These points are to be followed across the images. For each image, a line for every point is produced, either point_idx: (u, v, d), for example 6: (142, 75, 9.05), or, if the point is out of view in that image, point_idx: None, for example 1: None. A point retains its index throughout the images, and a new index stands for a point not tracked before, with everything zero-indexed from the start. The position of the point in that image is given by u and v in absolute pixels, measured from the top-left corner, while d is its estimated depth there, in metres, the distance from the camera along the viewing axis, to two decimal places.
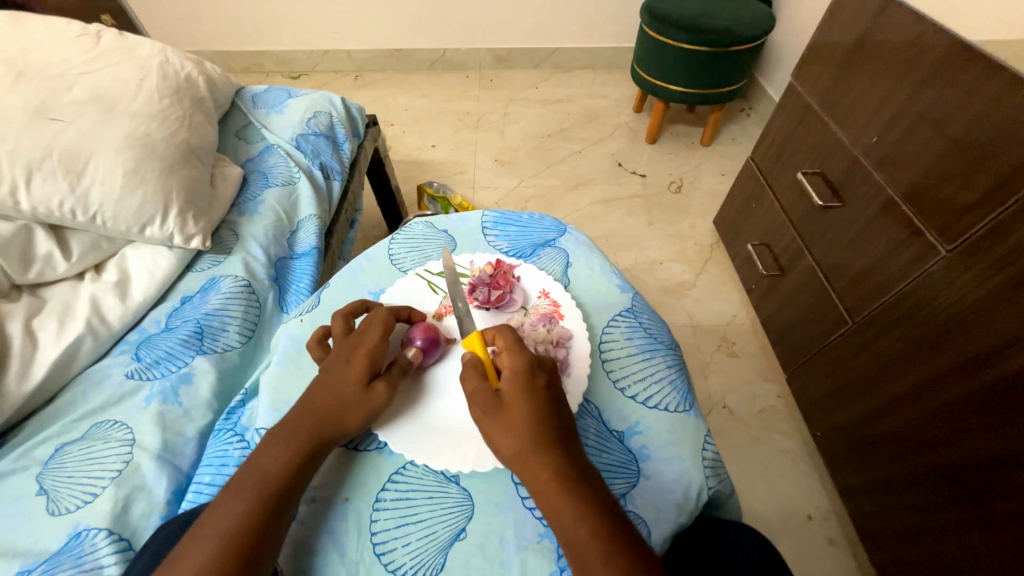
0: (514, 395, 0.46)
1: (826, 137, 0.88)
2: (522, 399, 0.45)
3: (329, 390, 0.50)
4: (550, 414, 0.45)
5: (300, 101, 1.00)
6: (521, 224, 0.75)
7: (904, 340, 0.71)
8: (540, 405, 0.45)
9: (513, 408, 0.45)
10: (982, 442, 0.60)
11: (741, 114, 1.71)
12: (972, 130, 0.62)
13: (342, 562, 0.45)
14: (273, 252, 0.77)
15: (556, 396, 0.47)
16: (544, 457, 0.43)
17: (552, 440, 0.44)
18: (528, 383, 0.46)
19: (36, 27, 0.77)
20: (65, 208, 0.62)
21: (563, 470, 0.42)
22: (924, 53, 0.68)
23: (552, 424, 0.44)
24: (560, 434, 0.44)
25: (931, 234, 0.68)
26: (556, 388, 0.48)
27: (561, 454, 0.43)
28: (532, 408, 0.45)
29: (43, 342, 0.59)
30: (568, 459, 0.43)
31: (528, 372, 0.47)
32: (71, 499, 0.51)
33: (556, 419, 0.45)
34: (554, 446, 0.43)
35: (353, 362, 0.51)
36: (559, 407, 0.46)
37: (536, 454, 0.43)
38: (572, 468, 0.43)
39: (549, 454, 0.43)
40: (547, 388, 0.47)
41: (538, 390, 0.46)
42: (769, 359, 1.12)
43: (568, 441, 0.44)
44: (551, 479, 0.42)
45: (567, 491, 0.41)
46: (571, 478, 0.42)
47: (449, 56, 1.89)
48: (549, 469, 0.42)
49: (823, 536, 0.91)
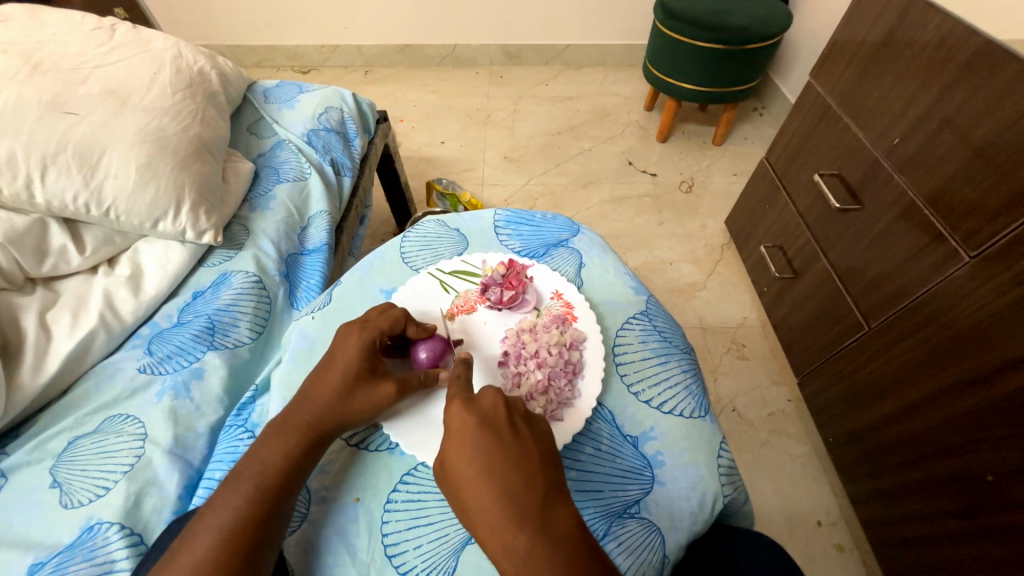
0: (453, 449, 0.43)
1: (846, 138, 0.86)
2: (462, 456, 0.42)
3: (315, 386, 0.49)
4: (500, 466, 0.41)
5: (311, 96, 0.99)
6: (533, 224, 0.74)
7: (922, 347, 0.70)
8: (476, 456, 0.42)
9: (457, 467, 0.42)
10: (998, 453, 0.59)
11: (754, 113, 1.69)
12: (998, 135, 0.61)
13: (354, 563, 0.45)
14: (284, 248, 0.77)
15: (509, 440, 0.43)
16: (491, 519, 0.39)
17: (499, 501, 0.39)
18: (467, 433, 0.43)
19: (51, 20, 0.77)
20: (79, 202, 0.63)
21: (515, 539, 0.38)
22: (951, 53, 0.67)
23: (493, 477, 0.41)
24: (511, 491, 0.40)
25: (954, 239, 0.66)
26: (507, 429, 0.44)
27: (516, 514, 0.39)
28: (473, 463, 0.42)
29: (57, 335, 0.59)
30: (526, 518, 0.38)
31: (466, 418, 0.44)
32: (84, 492, 0.51)
33: (518, 467, 0.41)
34: (503, 508, 0.39)
35: (344, 354, 0.51)
36: (512, 454, 0.42)
37: (486, 519, 0.39)
38: (528, 531, 0.38)
39: (496, 518, 0.39)
40: (526, 428, 0.45)
41: (473, 437, 0.43)
42: (780, 362, 1.11)
43: (528, 495, 0.40)
44: (502, 553, 0.38)
45: (526, 563, 0.37)
46: (527, 546, 0.37)
47: (459, 53, 1.88)
48: (500, 530, 0.38)
49: (832, 542, 0.90)
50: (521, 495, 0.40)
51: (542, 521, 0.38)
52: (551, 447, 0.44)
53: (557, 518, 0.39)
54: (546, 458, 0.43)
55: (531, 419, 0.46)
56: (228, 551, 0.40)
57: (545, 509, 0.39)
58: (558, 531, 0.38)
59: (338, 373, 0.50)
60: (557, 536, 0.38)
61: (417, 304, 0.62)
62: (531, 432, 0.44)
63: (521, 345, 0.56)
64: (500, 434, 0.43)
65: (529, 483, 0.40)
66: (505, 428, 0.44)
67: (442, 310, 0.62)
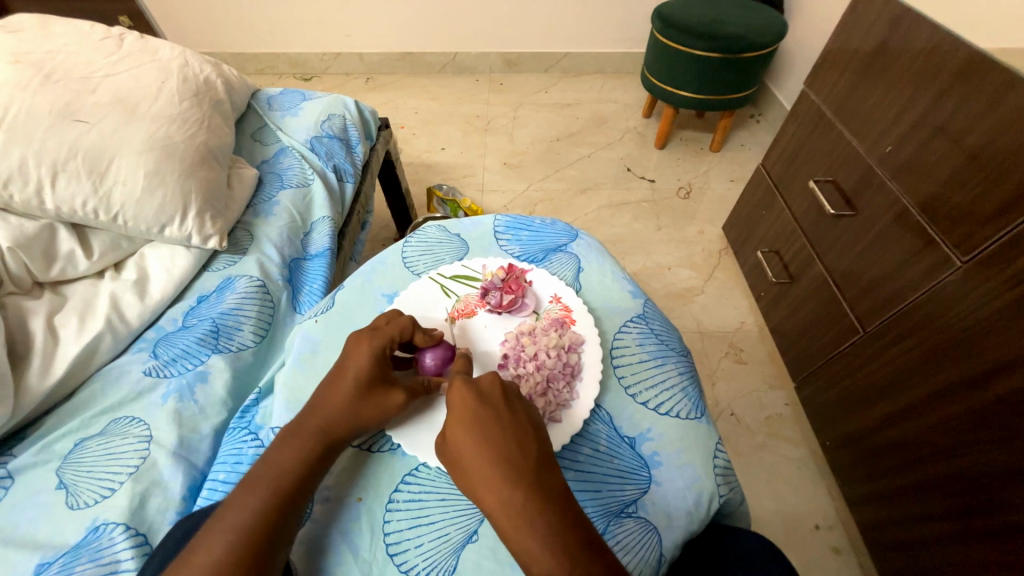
0: (452, 421, 0.44)
1: (840, 146, 0.88)
2: (460, 425, 0.44)
3: (327, 393, 0.50)
4: (497, 434, 0.42)
5: (315, 104, 1.01)
6: (532, 229, 0.75)
7: (916, 350, 0.71)
8: (473, 426, 0.43)
9: (455, 437, 0.43)
10: (992, 455, 0.60)
11: (750, 120, 1.71)
12: (990, 141, 0.62)
13: (356, 561, 0.45)
14: (288, 252, 0.78)
15: (504, 413, 0.44)
16: (489, 481, 0.40)
17: (496, 465, 0.40)
18: (466, 407, 0.44)
19: (61, 31, 0.79)
20: (88, 207, 0.64)
21: (511, 497, 0.39)
22: (942, 62, 0.68)
23: (491, 443, 0.42)
24: (507, 456, 0.41)
25: (947, 245, 0.68)
26: (502, 404, 0.45)
27: (513, 475, 0.40)
28: (471, 432, 0.43)
29: (64, 338, 0.60)
30: (521, 480, 0.40)
31: (464, 392, 0.45)
32: (90, 493, 0.52)
33: (514, 436, 0.42)
34: (500, 469, 0.40)
35: (356, 360, 0.51)
36: (508, 425, 0.43)
37: (483, 481, 0.40)
38: (523, 490, 0.39)
39: (493, 479, 0.40)
40: (522, 405, 0.46)
41: (471, 410, 0.44)
42: (777, 366, 1.12)
43: (523, 459, 0.41)
44: (499, 511, 0.39)
45: (521, 519, 0.38)
46: (522, 504, 0.38)
47: (460, 60, 1.90)
48: (497, 490, 0.40)
49: (830, 545, 0.90)
50: (517, 459, 0.41)
51: (536, 482, 0.40)
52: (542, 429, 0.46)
53: (549, 482, 0.40)
54: (539, 431, 0.44)
55: (527, 405, 0.47)
56: (236, 551, 0.40)
57: (539, 474, 0.40)
58: (551, 493, 0.39)
59: (349, 378, 0.50)
60: (551, 497, 0.39)
61: (419, 308, 0.63)
62: (524, 409, 0.46)
63: (520, 348, 0.57)
64: (496, 407, 0.45)
65: (524, 450, 0.42)
66: (501, 403, 0.45)
67: (443, 314, 0.63)
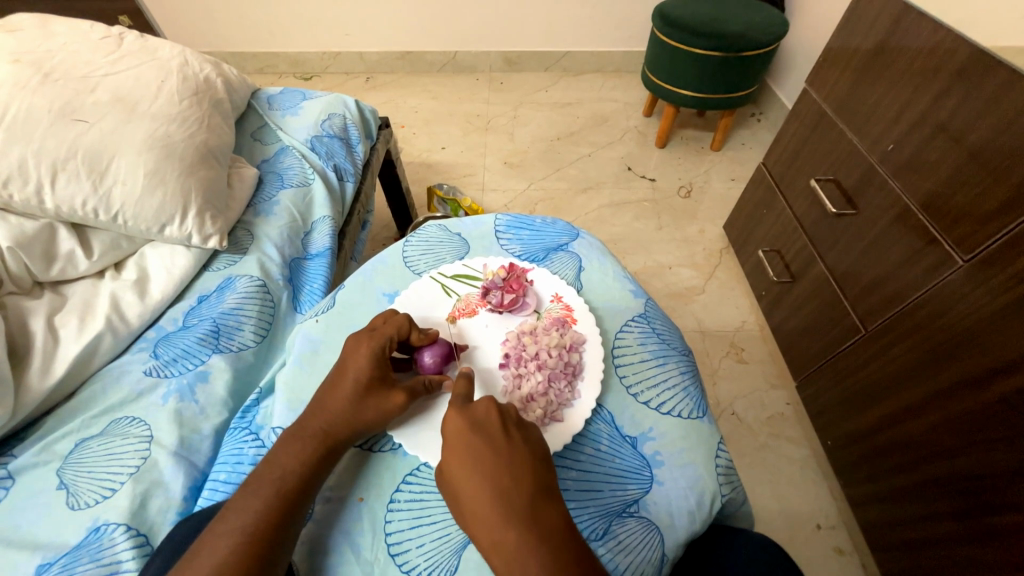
0: (449, 454, 0.45)
1: (841, 144, 0.88)
2: (457, 460, 0.44)
3: (328, 394, 0.50)
4: (492, 467, 0.42)
5: (314, 103, 1.01)
6: (533, 228, 0.75)
7: (917, 350, 0.71)
8: (470, 459, 0.43)
9: (451, 468, 0.44)
10: (996, 454, 0.60)
11: (751, 119, 1.70)
12: (992, 140, 0.62)
13: (358, 561, 0.45)
14: (288, 252, 0.78)
15: (500, 444, 0.44)
16: (484, 518, 0.40)
17: (490, 496, 0.41)
18: (463, 439, 0.45)
19: (61, 30, 0.78)
20: (88, 207, 0.64)
21: (504, 534, 0.39)
22: (942, 61, 0.68)
23: (486, 478, 0.42)
24: (501, 488, 0.41)
25: (948, 243, 0.67)
26: (499, 435, 0.45)
27: (507, 512, 0.40)
28: (468, 469, 0.43)
29: (65, 338, 0.60)
30: (513, 517, 0.40)
31: (459, 423, 0.46)
32: (91, 493, 0.52)
33: (509, 470, 0.42)
34: (494, 506, 0.40)
35: (356, 361, 0.51)
36: (504, 459, 0.43)
37: (479, 517, 0.41)
38: (516, 526, 0.39)
39: (488, 517, 0.40)
40: (521, 433, 0.46)
41: (468, 443, 0.44)
42: (778, 366, 1.12)
43: (517, 494, 0.41)
44: (493, 549, 0.39)
45: (514, 557, 0.38)
46: (515, 541, 0.39)
47: (459, 59, 1.90)
48: (491, 527, 0.40)
49: (832, 545, 0.90)
50: (512, 496, 0.41)
51: (530, 519, 0.40)
52: (543, 456, 0.45)
53: (545, 518, 0.40)
54: (537, 461, 0.44)
55: (524, 428, 0.47)
56: (236, 553, 0.40)
57: (534, 510, 0.40)
58: (546, 529, 0.39)
59: (347, 380, 0.50)
60: (545, 534, 0.39)
61: (420, 307, 0.63)
62: (523, 437, 0.45)
63: (522, 348, 0.57)
64: (493, 439, 0.45)
65: (520, 485, 0.42)
66: (497, 432, 0.45)
67: (444, 313, 0.63)
